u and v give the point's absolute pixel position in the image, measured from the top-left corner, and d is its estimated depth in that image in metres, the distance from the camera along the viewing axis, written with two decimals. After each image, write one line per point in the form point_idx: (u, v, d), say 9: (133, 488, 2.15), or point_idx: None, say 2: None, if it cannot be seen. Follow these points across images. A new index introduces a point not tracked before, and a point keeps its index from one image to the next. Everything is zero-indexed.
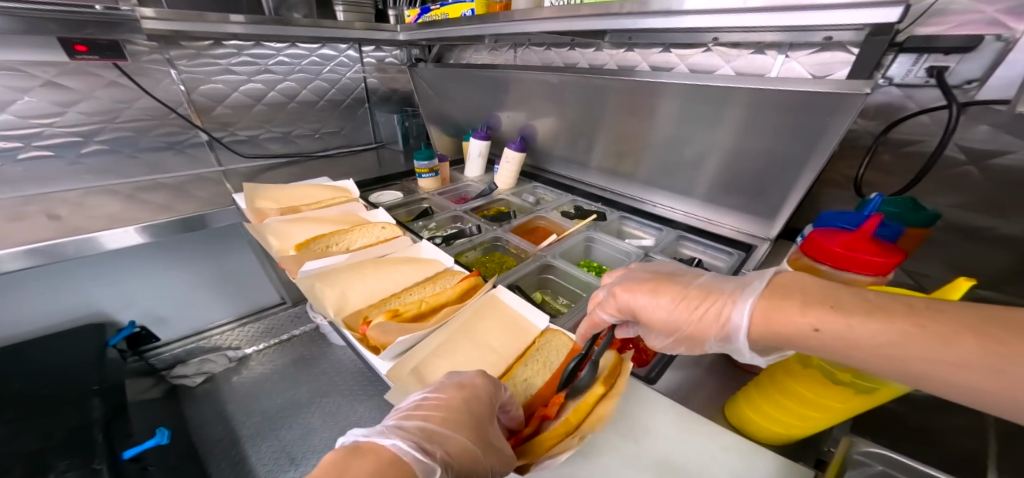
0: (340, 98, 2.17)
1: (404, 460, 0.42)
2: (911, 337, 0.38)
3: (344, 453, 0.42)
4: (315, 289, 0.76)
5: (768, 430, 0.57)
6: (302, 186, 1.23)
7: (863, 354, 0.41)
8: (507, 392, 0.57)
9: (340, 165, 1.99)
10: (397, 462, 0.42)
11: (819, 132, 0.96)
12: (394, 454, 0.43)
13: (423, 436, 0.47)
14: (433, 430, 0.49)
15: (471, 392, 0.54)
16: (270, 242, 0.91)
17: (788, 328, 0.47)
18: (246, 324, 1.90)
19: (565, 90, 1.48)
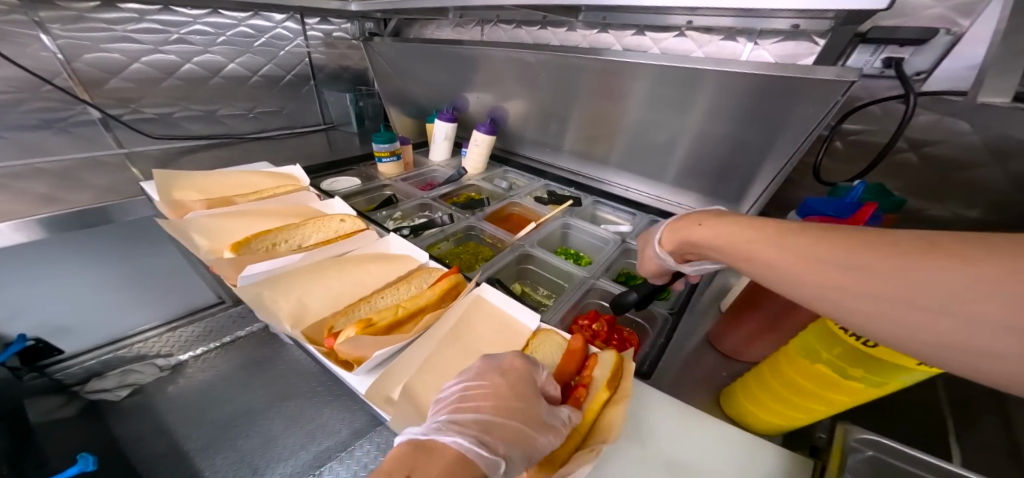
0: (278, 74, 1.88)
1: (468, 457, 0.39)
2: (761, 235, 0.48)
3: (408, 451, 0.39)
4: (265, 299, 0.62)
5: (765, 418, 0.58)
6: (236, 174, 1.04)
7: (728, 246, 0.53)
8: (546, 370, 0.53)
9: (283, 149, 1.75)
10: (463, 460, 0.39)
11: (783, 117, 0.99)
12: (459, 453, 0.40)
13: (473, 430, 0.44)
14: (486, 418, 0.45)
15: (507, 374, 0.50)
16: (198, 244, 0.74)
17: (690, 230, 0.62)
18: (174, 324, 1.57)
19: (537, 71, 1.39)
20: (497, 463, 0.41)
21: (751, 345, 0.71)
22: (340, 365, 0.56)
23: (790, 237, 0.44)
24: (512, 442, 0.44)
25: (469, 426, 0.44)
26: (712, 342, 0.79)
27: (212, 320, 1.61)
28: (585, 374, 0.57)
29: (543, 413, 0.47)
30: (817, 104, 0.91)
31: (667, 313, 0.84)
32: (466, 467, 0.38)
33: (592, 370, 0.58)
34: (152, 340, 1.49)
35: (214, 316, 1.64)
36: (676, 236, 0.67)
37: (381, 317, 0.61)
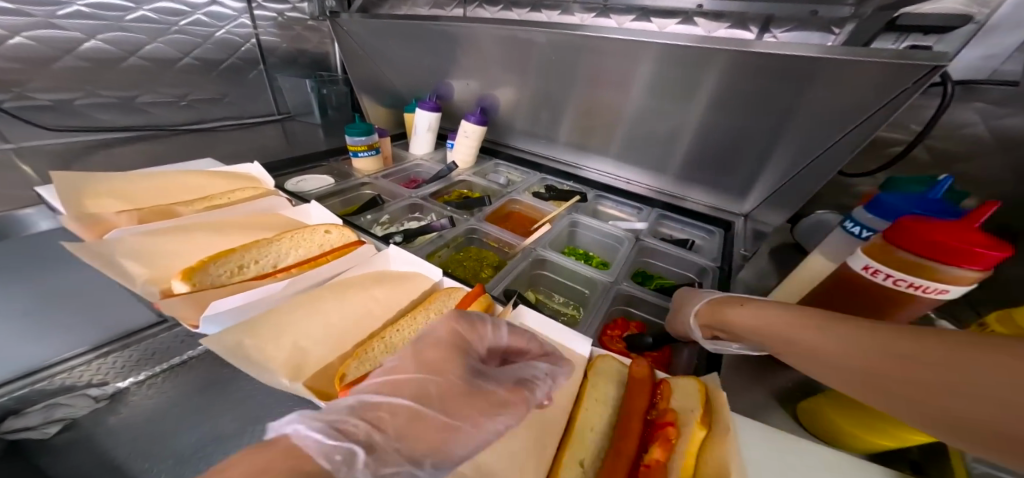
0: (217, 56, 1.56)
1: (306, 445, 0.31)
2: (795, 318, 0.45)
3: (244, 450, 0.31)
4: (246, 347, 0.47)
5: (866, 438, 0.48)
6: (177, 176, 0.82)
7: (757, 331, 0.49)
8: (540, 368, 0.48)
9: (231, 144, 1.46)
10: (297, 451, 0.31)
11: (795, 105, 0.93)
12: (295, 444, 0.32)
13: (359, 414, 0.37)
14: (378, 399, 0.39)
15: (429, 345, 0.46)
16: (128, 271, 0.54)
17: (718, 306, 0.58)
18: (104, 353, 1.08)
19: (531, 51, 1.25)
20: (359, 451, 0.33)
21: None
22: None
23: (829, 324, 0.41)
24: (418, 431, 0.37)
25: (353, 411, 0.37)
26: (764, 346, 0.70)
27: (155, 344, 1.13)
28: (662, 408, 0.48)
29: (469, 383, 0.43)
30: (835, 85, 0.84)
31: None
32: (297, 459, 0.30)
33: (669, 401, 0.48)
34: (75, 376, 1.02)
35: (154, 340, 1.15)
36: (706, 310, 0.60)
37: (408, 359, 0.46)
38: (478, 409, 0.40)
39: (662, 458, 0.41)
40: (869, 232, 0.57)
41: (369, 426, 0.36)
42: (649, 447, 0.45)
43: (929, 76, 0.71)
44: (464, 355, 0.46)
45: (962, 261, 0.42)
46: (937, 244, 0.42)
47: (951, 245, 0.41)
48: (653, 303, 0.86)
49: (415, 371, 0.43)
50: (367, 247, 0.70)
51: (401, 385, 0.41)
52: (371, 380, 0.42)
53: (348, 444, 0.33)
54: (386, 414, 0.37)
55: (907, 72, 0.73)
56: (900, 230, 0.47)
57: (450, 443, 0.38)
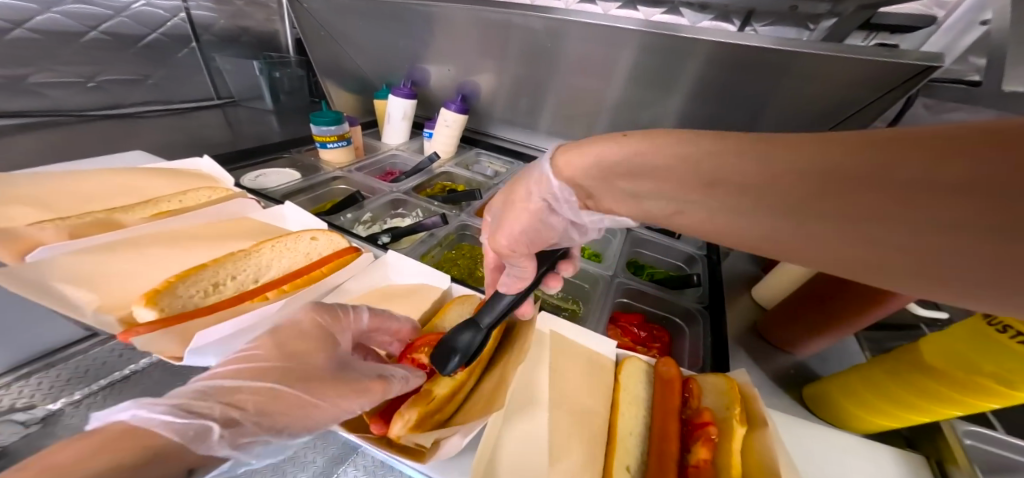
0: (135, 31, 1.30)
1: (154, 431, 0.27)
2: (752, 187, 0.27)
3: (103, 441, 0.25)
4: None
5: (866, 419, 0.51)
6: (109, 176, 0.67)
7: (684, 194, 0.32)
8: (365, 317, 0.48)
9: (163, 135, 1.23)
10: (142, 433, 0.26)
11: (769, 93, 0.98)
12: (133, 430, 0.27)
13: (208, 402, 0.32)
14: (227, 383, 0.34)
15: (293, 335, 0.42)
16: (70, 299, 0.43)
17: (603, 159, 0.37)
18: (21, 375, 0.52)
19: (512, 35, 1.18)
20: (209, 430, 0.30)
21: (804, 340, 0.66)
22: (404, 456, 0.38)
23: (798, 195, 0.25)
24: (276, 409, 0.35)
25: (204, 397, 0.33)
26: (760, 333, 0.74)
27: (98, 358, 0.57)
28: (695, 407, 0.49)
29: (335, 370, 0.41)
30: (805, 80, 0.90)
31: (701, 308, 0.81)
32: (139, 440, 0.26)
33: (700, 399, 0.49)
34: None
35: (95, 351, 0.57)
36: (614, 156, 0.34)
37: (443, 385, 0.43)
38: (335, 391, 0.38)
39: (709, 458, 0.42)
40: None
41: (233, 404, 0.33)
42: (690, 446, 0.45)
43: (923, 75, 0.78)
44: (331, 346, 0.43)
45: None
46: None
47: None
48: (653, 295, 0.87)
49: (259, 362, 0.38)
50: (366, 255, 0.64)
51: (258, 372, 0.37)
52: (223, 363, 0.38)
53: (197, 425, 0.29)
54: (246, 395, 0.34)
55: (902, 72, 0.78)
56: None
57: (310, 418, 0.36)
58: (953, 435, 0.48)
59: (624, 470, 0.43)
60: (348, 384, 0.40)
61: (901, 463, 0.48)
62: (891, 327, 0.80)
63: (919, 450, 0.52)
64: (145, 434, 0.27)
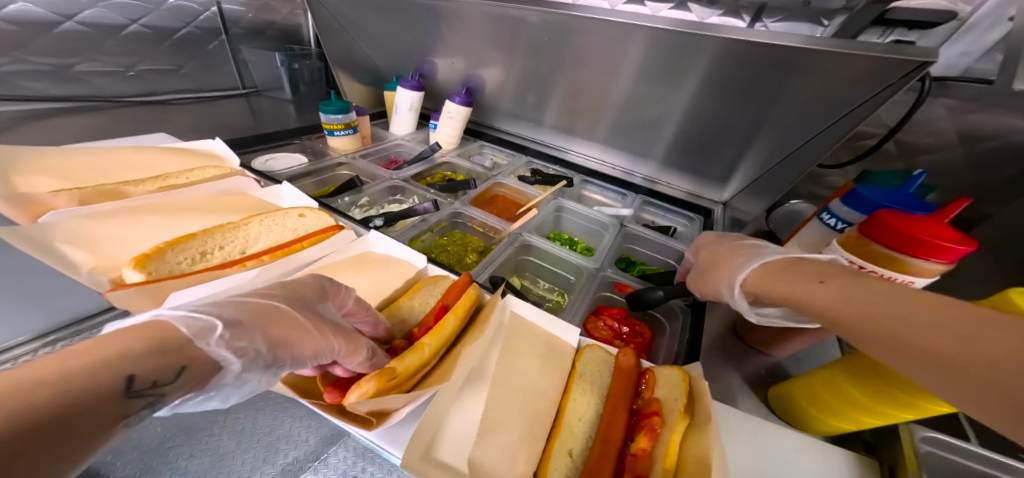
0: (172, 25, 1.40)
1: (163, 323, 0.28)
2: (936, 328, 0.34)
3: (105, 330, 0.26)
4: None
5: (826, 422, 0.51)
6: (126, 152, 0.74)
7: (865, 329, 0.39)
8: (351, 292, 0.48)
9: (189, 120, 1.33)
10: (149, 326, 0.28)
11: (775, 93, 0.94)
12: (146, 322, 0.28)
13: (221, 309, 0.33)
14: (235, 302, 0.36)
15: (293, 285, 0.43)
16: (71, 258, 0.48)
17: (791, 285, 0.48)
18: (49, 342, 0.55)
19: (519, 28, 1.19)
20: (217, 328, 0.30)
21: (779, 341, 0.64)
22: (355, 424, 0.40)
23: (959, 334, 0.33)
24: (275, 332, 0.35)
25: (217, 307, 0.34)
26: (740, 333, 0.72)
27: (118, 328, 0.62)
28: (646, 397, 0.49)
29: (331, 321, 0.42)
30: (811, 78, 0.87)
31: (684, 307, 0.80)
32: (147, 333, 0.27)
33: (654, 390, 0.49)
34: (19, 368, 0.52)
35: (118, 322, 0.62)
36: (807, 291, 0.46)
37: (405, 363, 0.43)
38: (328, 333, 0.40)
39: (649, 446, 0.43)
40: (844, 224, 0.58)
41: (241, 316, 0.34)
42: (634, 435, 0.46)
43: (919, 71, 0.73)
44: (322, 303, 0.43)
45: (928, 252, 0.43)
46: (908, 237, 0.43)
47: (919, 238, 0.43)
48: (636, 291, 0.87)
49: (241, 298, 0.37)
50: (349, 232, 0.67)
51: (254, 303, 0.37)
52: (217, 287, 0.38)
53: (206, 323, 0.31)
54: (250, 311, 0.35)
55: (898, 67, 0.75)
56: (874, 223, 0.48)
57: (304, 350, 0.37)
58: (909, 442, 0.48)
59: (565, 453, 0.44)
60: (341, 332, 0.41)
61: (852, 466, 0.48)
62: None
63: (876, 455, 0.52)
64: (164, 327, 0.28)
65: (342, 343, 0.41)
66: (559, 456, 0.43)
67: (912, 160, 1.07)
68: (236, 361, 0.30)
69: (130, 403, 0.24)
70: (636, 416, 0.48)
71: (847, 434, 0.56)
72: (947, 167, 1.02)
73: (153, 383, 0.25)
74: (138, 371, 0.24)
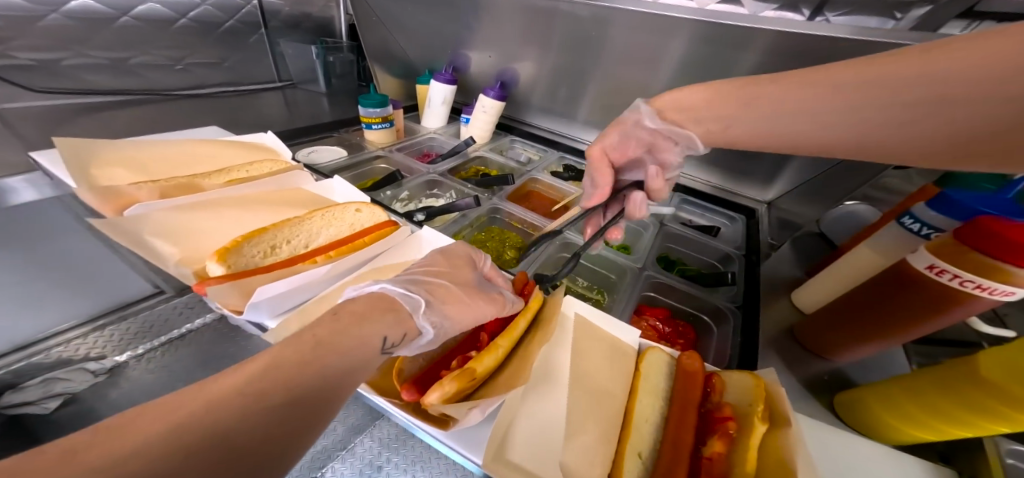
0: (217, 19, 1.43)
1: (392, 295, 0.45)
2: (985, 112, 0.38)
3: (367, 297, 0.44)
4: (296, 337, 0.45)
5: (904, 431, 0.48)
6: (188, 145, 0.76)
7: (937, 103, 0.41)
8: (488, 261, 0.63)
9: (233, 113, 1.37)
10: (386, 297, 0.45)
11: None
12: (384, 293, 0.45)
13: (419, 289, 0.48)
14: (424, 279, 0.51)
15: (453, 258, 0.58)
16: (158, 251, 0.50)
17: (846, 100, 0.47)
18: (98, 327, 0.67)
19: (561, 22, 1.16)
20: (419, 302, 0.45)
21: (847, 348, 0.61)
22: (432, 424, 0.41)
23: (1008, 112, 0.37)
24: (450, 301, 0.49)
25: (414, 283, 0.50)
26: (797, 338, 0.70)
27: (157, 314, 0.72)
28: (716, 401, 0.48)
29: (481, 289, 0.54)
30: None
31: (733, 308, 0.78)
32: (387, 302, 0.44)
33: (723, 394, 0.48)
34: (71, 349, 0.62)
35: (157, 309, 0.72)
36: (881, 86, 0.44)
37: (484, 363, 0.44)
38: (481, 302, 0.52)
39: (724, 451, 0.42)
40: (929, 229, 0.55)
41: (427, 292, 0.48)
42: (706, 438, 0.45)
43: None
44: (474, 275, 0.58)
45: None
46: (1007, 242, 0.40)
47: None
48: (682, 291, 0.85)
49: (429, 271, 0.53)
50: (404, 229, 0.68)
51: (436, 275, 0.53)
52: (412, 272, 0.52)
53: (414, 300, 0.45)
54: (433, 284, 0.50)
55: None
56: (975, 229, 0.44)
57: (469, 319, 0.50)
58: (995, 454, 0.46)
59: (635, 455, 0.44)
60: (490, 302, 0.52)
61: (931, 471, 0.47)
62: (947, 343, 0.74)
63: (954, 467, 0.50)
64: (392, 298, 0.44)
65: (495, 307, 0.52)
66: (630, 458, 0.43)
67: None
68: (431, 328, 0.45)
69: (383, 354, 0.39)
70: (705, 419, 0.47)
71: (921, 444, 0.54)
72: None
73: (392, 345, 0.39)
74: (389, 337, 0.39)
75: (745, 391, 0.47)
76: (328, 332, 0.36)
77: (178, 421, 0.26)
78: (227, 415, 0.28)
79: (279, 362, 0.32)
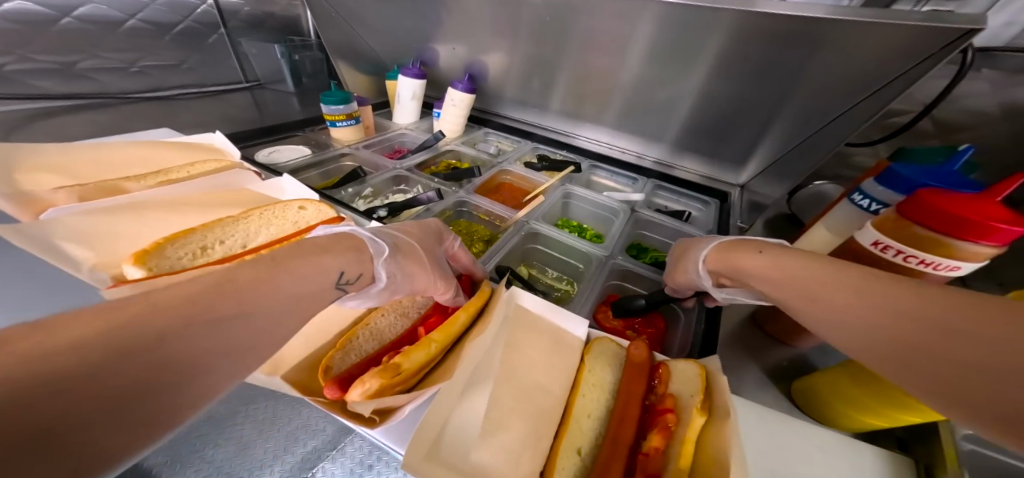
0: (169, 19, 1.38)
1: (359, 237, 0.47)
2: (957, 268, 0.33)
3: (336, 234, 0.46)
4: None
5: (856, 417, 0.49)
6: (125, 146, 0.73)
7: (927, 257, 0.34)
8: (453, 242, 0.64)
9: (194, 114, 1.33)
10: (354, 237, 0.47)
11: (797, 72, 0.87)
12: (353, 234, 0.47)
13: (386, 239, 0.51)
14: (394, 234, 0.54)
15: (424, 227, 0.61)
16: (71, 255, 0.48)
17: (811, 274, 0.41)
18: None
19: (522, 12, 1.12)
20: (383, 248, 0.48)
21: (804, 332, 0.60)
22: (357, 423, 0.39)
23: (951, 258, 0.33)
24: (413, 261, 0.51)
25: (384, 235, 0.52)
26: (758, 323, 0.68)
27: None
28: (661, 392, 0.47)
29: (441, 260, 0.57)
30: (845, 52, 0.78)
31: None
32: (353, 240, 0.46)
33: (669, 384, 0.47)
34: None
35: None
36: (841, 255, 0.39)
37: (411, 359, 0.42)
38: (439, 269, 0.54)
39: (661, 446, 0.41)
40: (878, 205, 0.53)
41: (394, 244, 0.51)
42: (647, 432, 0.44)
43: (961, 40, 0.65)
44: (440, 246, 0.61)
45: (976, 234, 0.39)
46: (950, 217, 0.39)
47: (967, 219, 0.38)
48: (649, 279, 0.83)
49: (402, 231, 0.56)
50: (350, 225, 0.66)
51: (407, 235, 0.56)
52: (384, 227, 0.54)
53: (379, 245, 0.48)
54: (402, 240, 0.53)
55: (934, 37, 0.67)
56: (914, 204, 0.43)
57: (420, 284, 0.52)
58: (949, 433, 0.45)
59: (573, 452, 0.43)
60: (443, 273, 0.54)
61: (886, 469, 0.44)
62: None
63: (910, 453, 0.49)
64: (360, 241, 0.47)
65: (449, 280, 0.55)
66: (567, 456, 0.42)
67: (947, 139, 1.00)
68: (385, 277, 0.47)
69: (336, 289, 0.41)
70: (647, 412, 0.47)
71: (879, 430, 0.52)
72: (993, 143, 0.95)
73: (346, 280, 0.42)
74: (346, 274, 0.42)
75: (691, 380, 0.45)
76: (289, 255, 0.39)
77: (121, 323, 0.27)
78: (173, 322, 0.29)
79: (230, 286, 0.34)
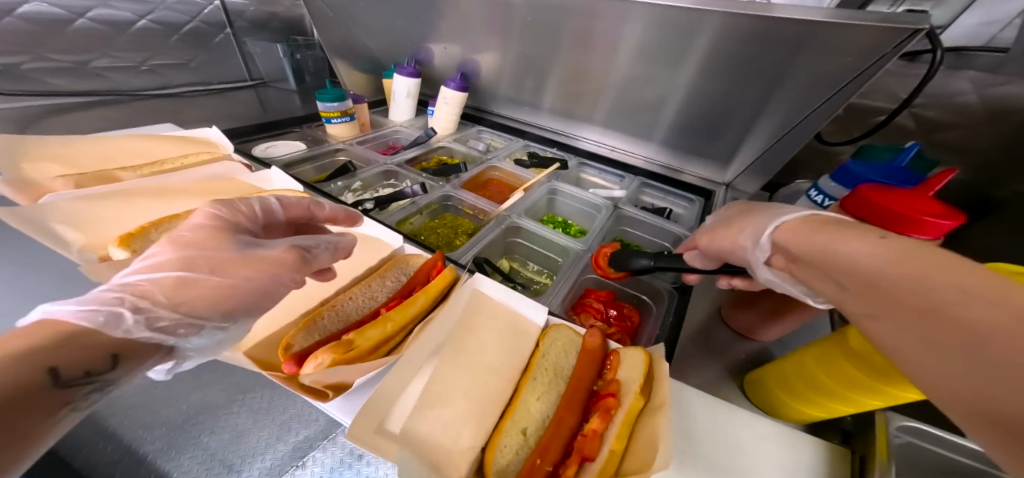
0: (178, 20, 1.44)
1: (74, 323, 0.34)
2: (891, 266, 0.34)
3: (30, 335, 0.33)
4: None
5: (797, 408, 0.51)
6: (125, 139, 0.77)
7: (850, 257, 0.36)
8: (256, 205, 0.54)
9: (198, 110, 1.38)
10: (64, 327, 0.34)
11: (780, 72, 0.87)
12: (67, 321, 0.34)
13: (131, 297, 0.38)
14: (151, 274, 0.40)
15: (193, 227, 0.45)
16: (62, 236, 0.52)
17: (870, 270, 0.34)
18: None
19: (513, 13, 1.14)
20: (123, 314, 0.36)
21: (763, 326, 0.63)
22: (310, 396, 0.43)
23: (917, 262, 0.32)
24: (195, 295, 0.41)
25: (121, 290, 0.38)
26: (723, 319, 0.71)
27: None
28: (608, 378, 0.49)
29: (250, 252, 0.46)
30: (824, 54, 0.79)
31: (671, 289, 0.77)
32: (64, 333, 0.34)
33: (617, 371, 0.49)
34: None
35: None
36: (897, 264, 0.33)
37: (366, 335, 0.46)
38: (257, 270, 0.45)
39: (599, 428, 0.43)
40: (831, 201, 0.54)
41: (151, 297, 0.38)
42: (590, 416, 0.47)
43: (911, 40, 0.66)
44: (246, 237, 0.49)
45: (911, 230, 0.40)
46: (885, 212, 0.41)
47: (902, 215, 0.39)
48: None
49: (160, 254, 0.42)
50: None
51: (162, 265, 0.41)
52: (130, 273, 0.40)
53: (114, 314, 0.36)
54: (149, 286, 0.39)
55: (888, 37, 0.69)
56: (856, 200, 0.44)
57: (231, 298, 0.44)
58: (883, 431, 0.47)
59: (517, 432, 0.44)
60: (272, 270, 0.46)
61: (817, 460, 0.46)
62: None
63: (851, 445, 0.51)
64: (71, 324, 0.34)
65: (281, 270, 0.47)
66: (510, 434, 0.44)
67: (929, 137, 1.04)
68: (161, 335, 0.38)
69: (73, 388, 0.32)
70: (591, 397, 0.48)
71: (826, 423, 0.55)
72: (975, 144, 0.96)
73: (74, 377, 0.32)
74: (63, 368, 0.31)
75: (635, 367, 0.48)
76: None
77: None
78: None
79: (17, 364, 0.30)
